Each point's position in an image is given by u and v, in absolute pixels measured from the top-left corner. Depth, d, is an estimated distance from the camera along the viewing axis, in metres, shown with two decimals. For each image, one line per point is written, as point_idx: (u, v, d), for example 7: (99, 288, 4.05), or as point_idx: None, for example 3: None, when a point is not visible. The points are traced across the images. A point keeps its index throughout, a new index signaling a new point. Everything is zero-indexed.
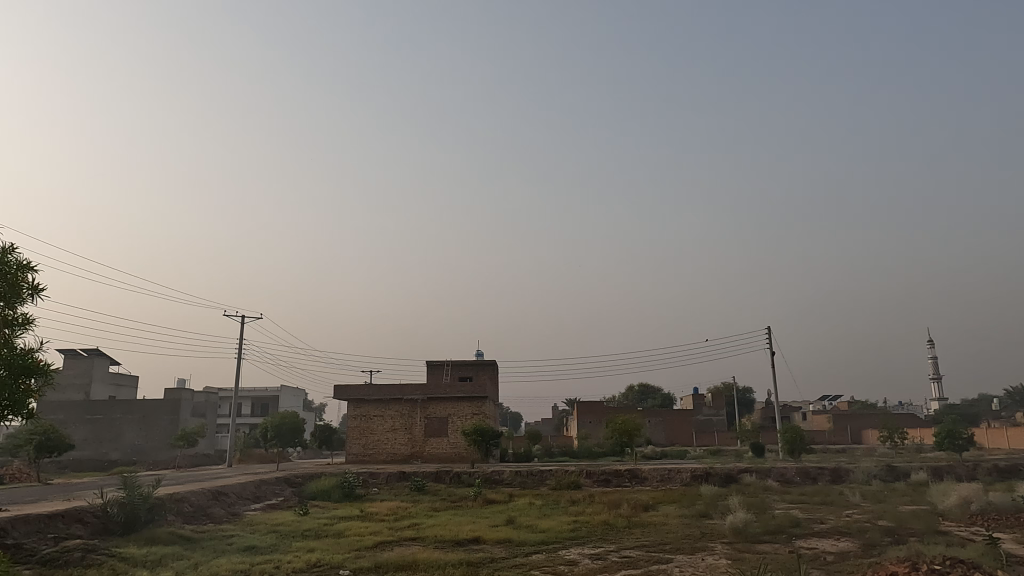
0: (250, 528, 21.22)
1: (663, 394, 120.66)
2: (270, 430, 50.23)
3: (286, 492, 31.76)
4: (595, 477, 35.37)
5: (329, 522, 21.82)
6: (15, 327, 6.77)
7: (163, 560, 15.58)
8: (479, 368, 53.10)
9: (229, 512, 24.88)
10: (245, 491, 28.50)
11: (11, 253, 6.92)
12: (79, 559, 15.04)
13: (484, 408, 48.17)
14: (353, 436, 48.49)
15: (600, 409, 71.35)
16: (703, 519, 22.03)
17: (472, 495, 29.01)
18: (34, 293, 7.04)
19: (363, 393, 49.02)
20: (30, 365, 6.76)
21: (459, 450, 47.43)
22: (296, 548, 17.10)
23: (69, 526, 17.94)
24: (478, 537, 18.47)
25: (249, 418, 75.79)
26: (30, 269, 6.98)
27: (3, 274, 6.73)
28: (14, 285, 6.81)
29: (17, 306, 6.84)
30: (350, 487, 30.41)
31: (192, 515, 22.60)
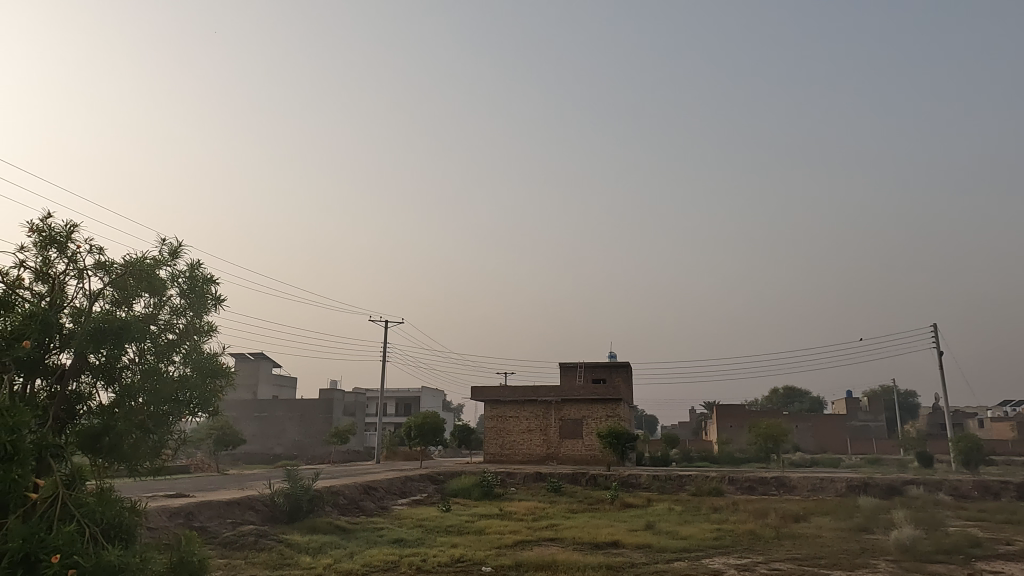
0: (398, 521, 22.42)
1: (812, 398, 113.30)
2: (413, 429, 52.71)
3: (429, 489, 33.19)
4: (738, 484, 33.80)
5: (470, 519, 22.55)
6: (202, 334, 7.62)
7: (322, 547, 16.85)
8: (613, 369, 52.77)
9: (378, 505, 26.48)
10: (393, 486, 30.22)
11: (199, 268, 7.84)
12: (253, 543, 16.67)
13: (618, 411, 47.69)
14: (490, 436, 49.69)
15: (741, 412, 68.04)
16: (862, 533, 20.36)
17: (609, 498, 28.76)
18: (217, 304, 7.89)
19: (498, 394, 50.08)
20: (215, 367, 7.58)
21: (594, 452, 47.27)
22: (440, 543, 17.83)
23: (244, 513, 19.94)
24: (616, 540, 18.30)
25: (393, 417, 80.22)
26: (213, 282, 7.85)
27: (192, 287, 7.65)
28: (201, 296, 7.72)
29: (204, 315, 7.72)
30: (489, 486, 31.21)
31: (347, 507, 24.30)
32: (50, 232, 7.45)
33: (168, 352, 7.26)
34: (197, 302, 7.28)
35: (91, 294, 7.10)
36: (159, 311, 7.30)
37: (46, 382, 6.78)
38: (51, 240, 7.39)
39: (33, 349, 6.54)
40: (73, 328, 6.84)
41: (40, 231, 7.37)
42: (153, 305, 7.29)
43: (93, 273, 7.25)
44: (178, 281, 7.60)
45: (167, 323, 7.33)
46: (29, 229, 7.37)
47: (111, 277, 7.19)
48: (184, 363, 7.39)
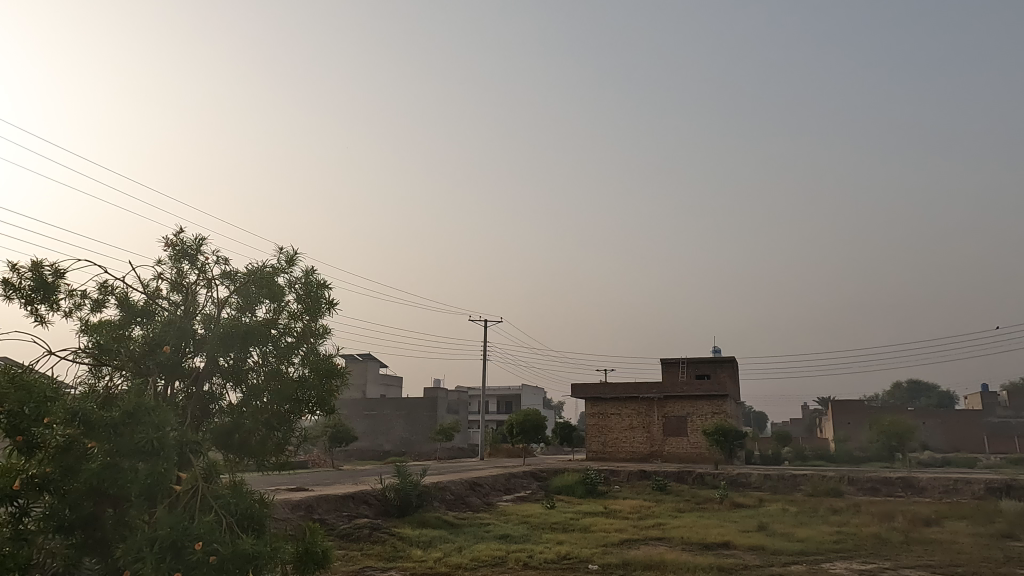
0: (504, 517, 22.75)
1: (941, 393, 104.78)
2: (515, 426, 53.29)
3: (533, 486, 33.42)
4: (859, 485, 31.78)
5: (575, 516, 22.51)
6: (317, 336, 8.03)
7: (432, 542, 17.37)
8: (717, 365, 51.10)
9: (484, 501, 26.99)
10: (498, 483, 30.72)
11: (312, 274, 8.27)
12: (368, 535, 17.45)
13: (724, 407, 46.13)
14: (592, 434, 49.37)
15: (860, 408, 63.86)
16: (1005, 540, 18.57)
17: (718, 497, 27.86)
18: (331, 308, 8.29)
19: (598, 391, 49.68)
20: (331, 367, 7.94)
21: (701, 450, 45.97)
22: (546, 539, 17.94)
23: (359, 506, 20.92)
24: (727, 541, 17.70)
25: (495, 415, 81.47)
26: (326, 287, 8.25)
27: (307, 292, 8.08)
28: (316, 301, 8.14)
29: (319, 319, 8.13)
30: (593, 483, 31.04)
31: (454, 502, 24.91)
32: (183, 246, 8.13)
33: (289, 354, 7.71)
34: (314, 306, 7.66)
35: (219, 302, 7.66)
36: (279, 316, 7.77)
37: (182, 384, 7.37)
38: (185, 253, 8.07)
39: (172, 354, 7.16)
40: (205, 333, 7.42)
41: (173, 245, 8.05)
42: (273, 311, 7.78)
43: (220, 283, 7.82)
44: (295, 287, 8.06)
45: (286, 327, 7.78)
46: (163, 243, 8.06)
47: (235, 286, 7.75)
48: (303, 364, 7.83)
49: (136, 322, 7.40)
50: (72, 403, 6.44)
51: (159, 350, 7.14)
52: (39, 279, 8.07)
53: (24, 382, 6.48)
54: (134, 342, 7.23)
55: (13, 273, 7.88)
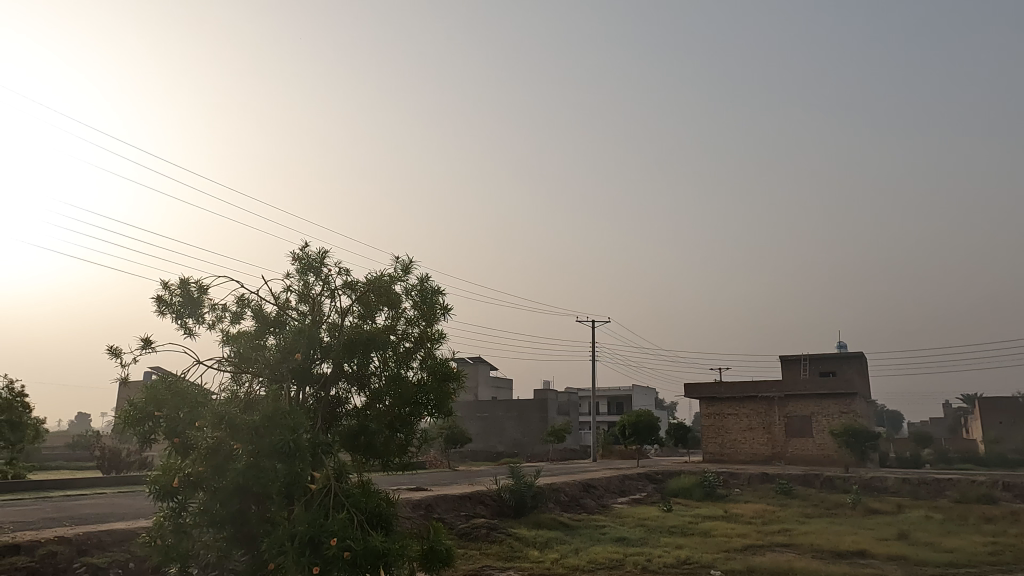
0: (620, 520, 22.47)
1: None
2: (628, 427, 52.49)
3: (648, 488, 32.77)
4: (1017, 491, 28.68)
5: (695, 520, 21.83)
6: (433, 341, 8.29)
7: (549, 542, 17.45)
8: (844, 361, 47.95)
9: (599, 503, 26.78)
10: (612, 485, 30.38)
11: (427, 281, 8.56)
12: (486, 535, 17.80)
13: (853, 406, 43.19)
14: (708, 435, 47.73)
15: (1014, 404, 57.70)
16: None
17: (851, 503, 26.08)
18: (445, 313, 8.55)
19: (713, 391, 47.99)
20: (447, 370, 8.17)
21: (828, 452, 43.29)
22: (664, 543, 17.51)
23: (476, 506, 21.39)
24: (863, 550, 16.53)
25: (606, 415, 80.71)
26: (440, 293, 8.52)
27: (423, 298, 8.38)
28: (431, 306, 8.42)
29: (434, 324, 8.40)
30: (712, 486, 30.02)
31: (569, 504, 24.88)
32: (308, 259, 8.70)
33: (407, 359, 8.02)
34: (430, 312, 7.91)
35: (341, 311, 8.11)
36: (397, 322, 8.11)
37: (311, 389, 7.84)
38: (310, 265, 8.59)
39: (303, 361, 7.63)
40: (331, 341, 7.86)
41: (299, 258, 8.61)
42: (391, 318, 8.14)
43: (343, 293, 8.26)
44: (412, 293, 8.39)
45: (404, 333, 8.11)
46: (291, 258, 8.64)
47: (356, 295, 8.15)
48: (421, 368, 8.13)
49: (270, 331, 7.97)
50: (219, 407, 7.04)
51: (291, 357, 7.65)
52: (187, 295, 8.89)
53: (179, 390, 7.18)
54: (269, 351, 7.80)
55: (165, 290, 8.77)
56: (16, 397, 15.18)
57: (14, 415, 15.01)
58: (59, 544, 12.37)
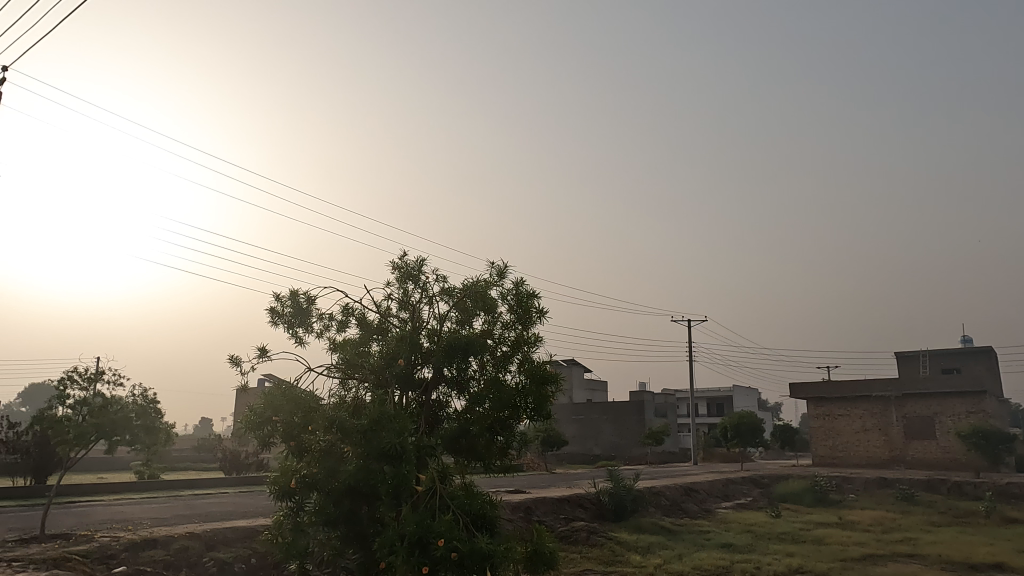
0: (725, 525, 21.68)
1: None
2: (730, 429, 50.62)
3: (754, 493, 31.47)
4: None
5: (806, 527, 20.76)
6: (530, 344, 8.34)
7: (651, 547, 17.10)
8: (970, 357, 44.24)
9: (702, 508, 25.98)
10: (715, 489, 29.42)
11: (522, 285, 8.65)
12: (586, 538, 17.69)
13: (982, 406, 39.75)
14: (818, 437, 45.28)
15: None
16: None
17: (984, 511, 23.98)
18: (541, 316, 8.59)
19: (822, 391, 45.48)
20: (545, 373, 8.19)
21: (955, 456, 40.03)
22: (773, 550, 16.75)
23: (575, 509, 21.30)
24: (999, 563, 15.15)
25: (706, 417, 78.25)
26: (535, 296, 8.57)
27: (518, 302, 8.46)
28: (526, 310, 8.49)
29: (530, 327, 8.46)
30: (824, 492, 28.45)
31: (670, 508, 24.31)
32: (406, 267, 9.01)
33: (505, 363, 8.12)
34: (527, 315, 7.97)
35: (440, 317, 8.33)
36: (494, 326, 8.24)
37: (413, 393, 8.08)
38: (409, 273, 8.89)
39: (405, 366, 7.88)
40: (431, 346, 8.08)
41: (398, 267, 8.92)
42: (488, 322, 8.26)
43: (440, 299, 8.49)
44: (507, 296, 8.51)
45: (501, 337, 8.22)
46: (391, 267, 8.97)
47: (454, 300, 8.35)
48: (519, 371, 8.20)
49: (374, 338, 8.29)
50: (330, 412, 7.38)
51: (395, 362, 7.93)
52: (296, 306, 9.42)
53: (293, 395, 7.60)
54: (374, 357, 8.11)
55: (277, 302, 9.33)
56: (150, 403, 16.56)
57: (149, 421, 16.35)
58: (189, 539, 13.38)
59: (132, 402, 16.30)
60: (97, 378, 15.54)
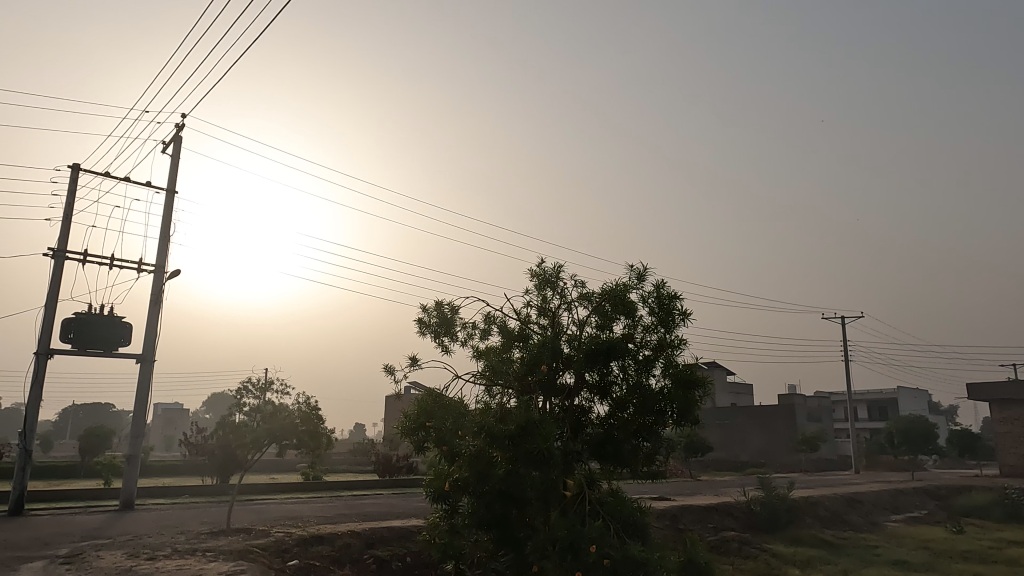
0: (896, 540, 19.77)
1: None
2: (896, 435, 46.15)
3: (930, 505, 28.43)
4: None
5: (996, 546, 18.42)
6: (673, 347, 8.14)
7: (811, 561, 15.99)
8: None
9: (868, 520, 23.88)
10: (882, 500, 26.94)
11: (663, 287, 8.47)
12: (738, 550, 16.87)
13: None
14: (1005, 444, 40.10)
15: None
16: None
17: None
18: (684, 319, 8.34)
19: (1008, 392, 40.24)
20: (691, 376, 7.94)
21: None
22: (957, 571, 15.03)
23: (724, 519, 20.38)
24: None
25: (868, 422, 71.96)
26: (678, 298, 8.33)
27: (660, 304, 8.28)
28: (669, 312, 8.29)
29: (672, 330, 8.25)
30: (1017, 506, 25.12)
31: (831, 520, 22.58)
32: (544, 273, 9.15)
33: (648, 367, 7.97)
34: (670, 317, 7.80)
35: (580, 322, 8.37)
36: (635, 330, 8.13)
37: (556, 398, 8.16)
38: (547, 279, 9.02)
39: (547, 372, 7.99)
40: (572, 351, 8.13)
41: (537, 274, 9.08)
42: (629, 326, 8.17)
43: (579, 304, 8.54)
44: (648, 299, 8.39)
45: (642, 341, 8.10)
46: (529, 275, 9.17)
47: (593, 306, 8.35)
48: (663, 375, 8.02)
49: (516, 344, 8.49)
50: (478, 418, 7.63)
51: (537, 368, 8.05)
52: (441, 316, 9.86)
53: (443, 402, 7.96)
54: (516, 363, 8.28)
55: (423, 312, 9.83)
56: (312, 410, 17.93)
57: (313, 426, 17.71)
58: (352, 537, 14.35)
59: (297, 408, 17.76)
60: (267, 387, 17.14)
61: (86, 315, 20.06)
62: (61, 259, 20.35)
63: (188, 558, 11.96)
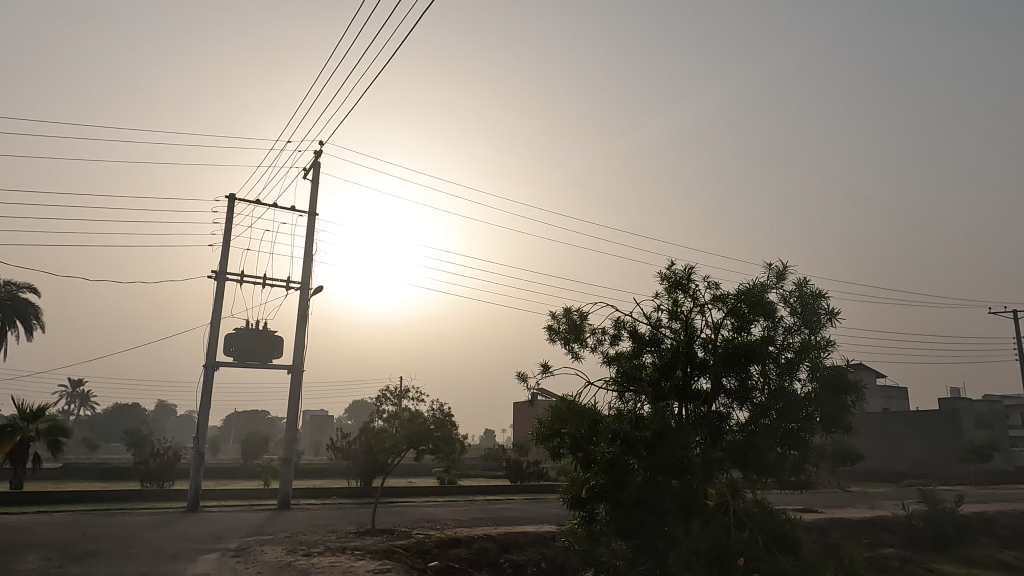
0: None
1: None
2: None
3: None
4: None
5: None
6: (820, 349, 7.66)
7: None
8: None
9: None
10: None
11: (806, 285, 8.01)
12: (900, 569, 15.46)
13: None
14: None
15: None
16: None
17: None
18: (831, 318, 7.83)
19: None
20: (841, 380, 7.42)
21: None
22: None
23: (881, 534, 18.74)
24: None
25: None
26: (823, 297, 7.84)
27: (802, 303, 7.84)
28: (813, 312, 7.82)
29: (819, 331, 7.76)
30: None
31: (1011, 540, 20.11)
32: (675, 276, 8.96)
33: (792, 370, 7.55)
34: (817, 318, 7.33)
35: (715, 325, 8.11)
36: (775, 332, 7.74)
37: (693, 405, 7.91)
38: (677, 282, 8.81)
39: (682, 377, 7.78)
40: (707, 356, 7.87)
41: (667, 277, 8.90)
42: (768, 328, 7.80)
43: (713, 306, 8.26)
44: (790, 298, 7.96)
45: (784, 343, 7.67)
46: (659, 278, 9.00)
47: (728, 307, 8.05)
48: (810, 379, 7.56)
49: (647, 349, 8.36)
50: (612, 425, 7.56)
51: (672, 373, 7.86)
52: (571, 322, 9.90)
53: (577, 409, 7.98)
54: (648, 369, 8.13)
55: (553, 318, 9.92)
56: (446, 417, 18.59)
57: (447, 431, 18.35)
58: (488, 541, 14.69)
59: (432, 415, 18.48)
60: (403, 394, 17.96)
61: (244, 329, 22.08)
62: (223, 280, 22.59)
63: (339, 555, 12.79)
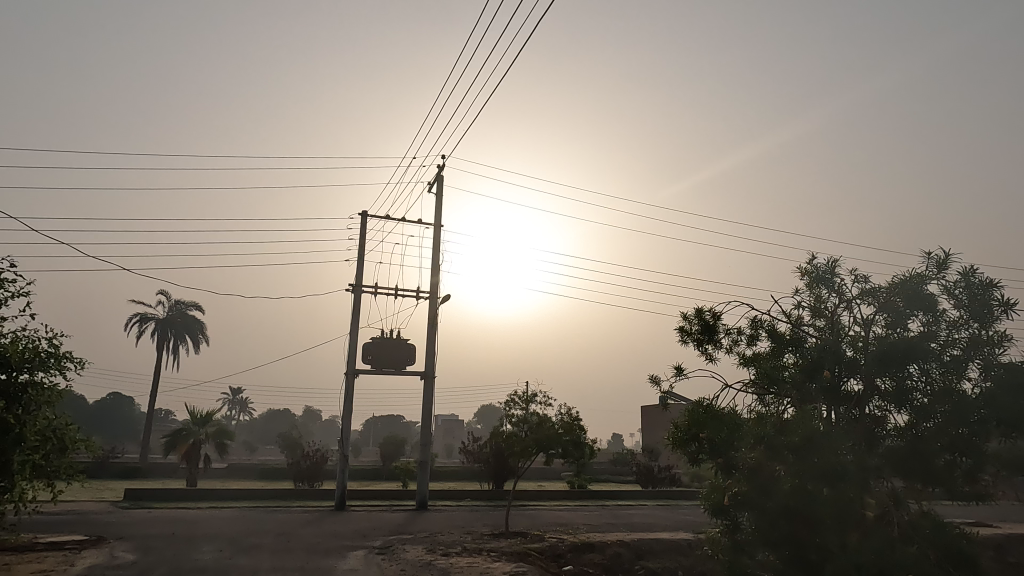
0: None
1: None
2: None
3: None
4: None
5: None
6: (992, 344, 6.91)
7: None
8: None
9: None
10: None
11: (972, 275, 7.28)
12: None
13: None
14: None
15: None
16: None
17: None
18: (1005, 310, 7.04)
19: None
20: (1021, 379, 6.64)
21: None
22: None
23: None
24: None
25: None
26: (994, 286, 7.08)
27: (968, 294, 7.13)
28: (983, 303, 7.07)
29: (990, 325, 7.01)
30: None
31: None
32: (817, 270, 8.44)
33: (960, 369, 6.86)
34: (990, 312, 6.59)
35: (865, 322, 7.56)
36: (937, 327, 7.07)
37: (844, 408, 7.39)
38: (820, 276, 8.31)
39: (830, 379, 7.31)
40: (856, 355, 7.33)
41: (808, 272, 8.42)
42: (928, 323, 7.15)
43: (862, 302, 7.70)
44: (955, 290, 7.25)
45: (949, 339, 7.00)
46: (799, 273, 8.52)
47: (880, 302, 7.48)
48: (981, 378, 6.85)
49: (788, 349, 7.94)
50: (755, 428, 7.23)
51: (819, 374, 7.41)
52: (703, 323, 9.58)
53: (715, 413, 7.70)
54: (791, 370, 7.71)
55: (684, 320, 9.65)
56: (574, 421, 18.60)
57: (576, 435, 18.37)
58: (622, 547, 14.51)
59: (560, 419, 18.58)
60: (531, 399, 18.19)
61: (381, 338, 23.34)
62: (359, 292, 24.01)
63: (476, 556, 13.17)
